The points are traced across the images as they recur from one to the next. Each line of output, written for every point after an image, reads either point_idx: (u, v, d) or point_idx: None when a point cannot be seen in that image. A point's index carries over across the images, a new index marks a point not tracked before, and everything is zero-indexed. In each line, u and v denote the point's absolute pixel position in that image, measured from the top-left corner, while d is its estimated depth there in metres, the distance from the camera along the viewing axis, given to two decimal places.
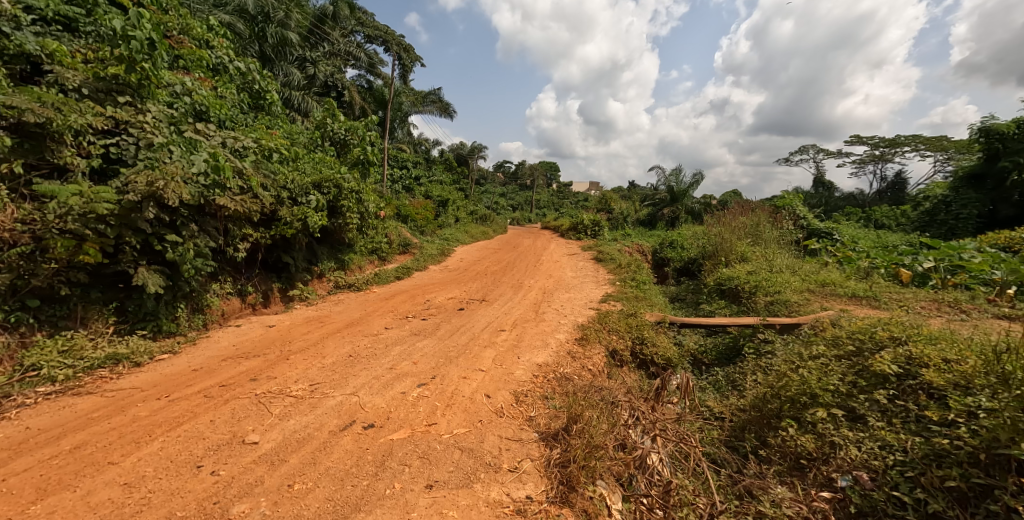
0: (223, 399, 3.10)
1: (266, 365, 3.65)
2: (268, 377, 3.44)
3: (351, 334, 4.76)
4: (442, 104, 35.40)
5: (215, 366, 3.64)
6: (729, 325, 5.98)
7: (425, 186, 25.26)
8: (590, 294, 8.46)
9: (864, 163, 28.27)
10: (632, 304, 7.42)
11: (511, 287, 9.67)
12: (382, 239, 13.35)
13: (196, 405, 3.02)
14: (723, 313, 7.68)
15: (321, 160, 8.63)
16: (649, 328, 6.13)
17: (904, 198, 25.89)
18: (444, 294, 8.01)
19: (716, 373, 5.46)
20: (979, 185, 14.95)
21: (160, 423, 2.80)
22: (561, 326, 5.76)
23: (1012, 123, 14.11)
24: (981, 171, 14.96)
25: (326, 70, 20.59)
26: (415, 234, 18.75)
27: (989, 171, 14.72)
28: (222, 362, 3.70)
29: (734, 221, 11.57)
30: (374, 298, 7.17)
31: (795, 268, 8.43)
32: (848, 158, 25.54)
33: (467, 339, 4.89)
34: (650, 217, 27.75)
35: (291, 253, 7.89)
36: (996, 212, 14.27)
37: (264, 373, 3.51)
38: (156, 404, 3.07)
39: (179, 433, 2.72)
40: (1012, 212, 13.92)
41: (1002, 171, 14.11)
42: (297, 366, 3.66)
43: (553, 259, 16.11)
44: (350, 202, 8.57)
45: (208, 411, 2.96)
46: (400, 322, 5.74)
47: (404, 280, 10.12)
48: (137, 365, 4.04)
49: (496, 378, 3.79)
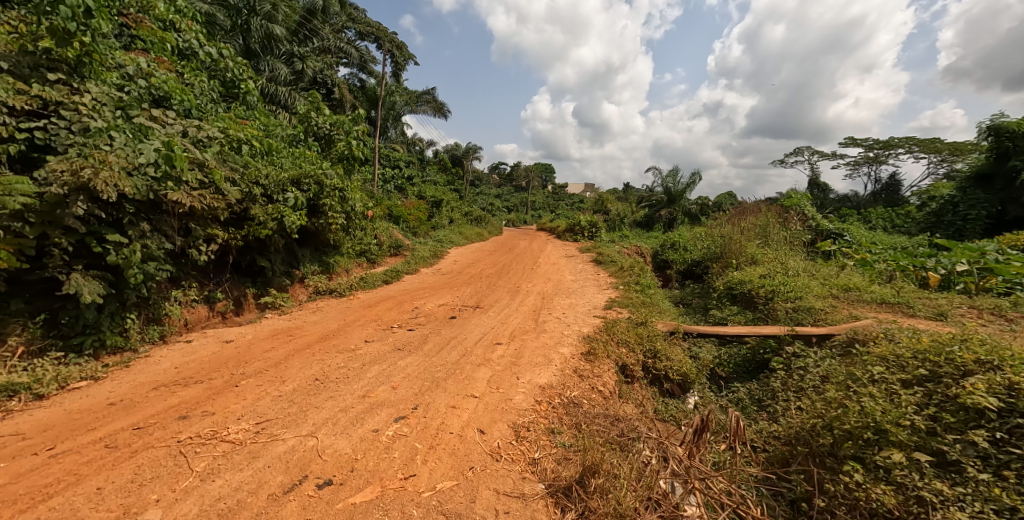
0: (130, 452, 2.44)
1: (203, 398, 2.99)
2: (202, 414, 2.79)
3: (323, 350, 4.12)
4: (436, 103, 34.82)
5: (138, 399, 2.99)
6: (750, 336, 5.40)
7: (419, 186, 24.61)
8: (593, 299, 7.87)
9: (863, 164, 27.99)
10: (639, 311, 6.84)
11: (508, 291, 9.05)
12: (371, 241, 12.70)
13: (88, 462, 2.35)
14: (738, 321, 7.09)
15: (302, 155, 7.98)
16: (661, 338, 5.55)
17: (903, 199, 25.59)
18: (434, 301, 7.38)
19: (739, 391, 4.86)
20: (987, 185, 14.54)
21: (18, 497, 2.12)
22: (564, 337, 5.15)
23: None
24: (990, 170, 14.54)
25: (316, 66, 19.92)
26: (408, 236, 18.10)
27: (998, 171, 14.30)
28: (151, 393, 3.04)
29: (741, 222, 11.04)
30: (357, 305, 6.53)
31: (812, 271, 7.89)
32: (848, 159, 25.19)
33: (459, 355, 4.26)
34: (648, 218, 27.26)
35: (268, 256, 7.21)
36: (1004, 213, 13.86)
37: (200, 408, 2.86)
38: (31, 462, 2.39)
39: (45, 511, 2.05)
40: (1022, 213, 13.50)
41: (1012, 171, 13.68)
42: (242, 397, 3.01)
43: (551, 261, 15.53)
44: (333, 200, 7.91)
45: (100, 473, 2.28)
46: (384, 334, 5.11)
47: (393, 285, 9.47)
48: (37, 399, 3.35)
49: (492, 407, 3.17)
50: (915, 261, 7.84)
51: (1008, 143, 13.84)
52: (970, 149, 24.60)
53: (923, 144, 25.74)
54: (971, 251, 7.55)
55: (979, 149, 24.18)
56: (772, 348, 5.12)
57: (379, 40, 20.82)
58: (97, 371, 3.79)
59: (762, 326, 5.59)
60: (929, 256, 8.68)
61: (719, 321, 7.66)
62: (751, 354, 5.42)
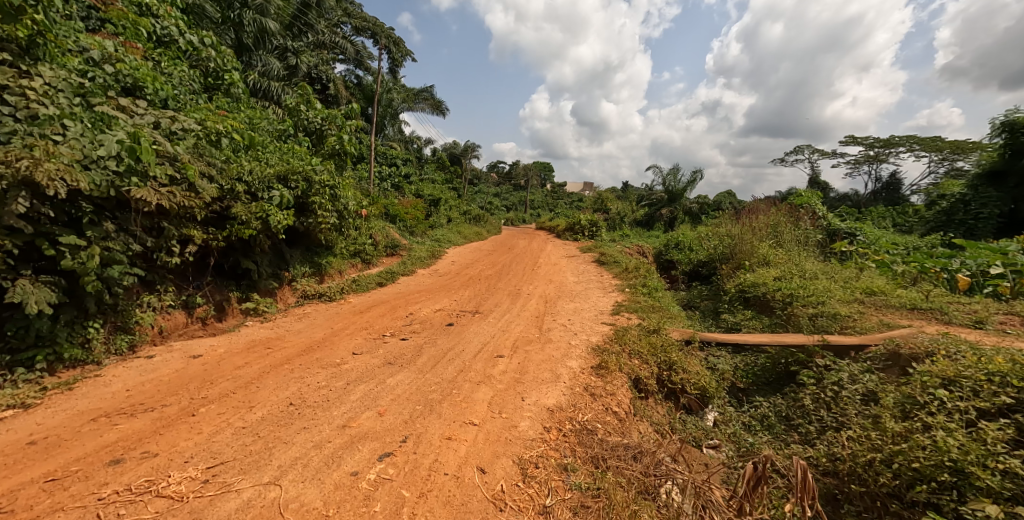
0: (42, 512, 2.02)
1: (149, 433, 2.60)
2: (142, 457, 2.38)
3: (304, 366, 3.69)
4: (434, 101, 34.33)
5: (67, 435, 2.58)
6: (774, 346, 4.98)
7: (416, 184, 24.15)
8: (598, 303, 7.46)
9: (866, 163, 27.66)
10: (651, 317, 6.39)
11: (508, 295, 8.61)
12: (366, 241, 12.23)
13: None
14: (755, 328, 6.66)
15: (291, 150, 7.50)
16: (678, 349, 5.12)
17: (905, 198, 25.24)
18: (430, 305, 6.96)
19: (766, 408, 4.43)
20: (999, 183, 14.14)
21: None
22: (572, 349, 4.71)
23: None
24: (1002, 168, 14.13)
25: (310, 61, 19.44)
26: (405, 236, 17.65)
27: (1011, 168, 13.89)
28: (87, 428, 2.63)
29: (751, 221, 10.61)
30: (347, 311, 6.08)
31: (831, 273, 7.46)
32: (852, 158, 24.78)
33: (456, 370, 3.83)
34: (648, 217, 26.84)
35: (253, 257, 6.73)
36: (1015, 212, 13.50)
37: (141, 449, 2.45)
38: None
39: None
40: None
41: None
42: (197, 431, 2.62)
43: (552, 261, 15.11)
44: (323, 198, 7.44)
45: None
46: (376, 346, 4.67)
47: (388, 287, 9.02)
48: None
49: (493, 437, 2.76)
50: (939, 263, 7.42)
51: (1022, 140, 13.43)
52: (975, 147, 24.25)
53: (928, 143, 25.34)
54: (998, 252, 7.14)
55: (984, 147, 23.82)
56: (800, 361, 4.68)
57: (375, 35, 20.34)
58: (29, 398, 3.03)
59: (786, 335, 5.17)
60: (950, 256, 8.28)
61: (733, 327, 7.23)
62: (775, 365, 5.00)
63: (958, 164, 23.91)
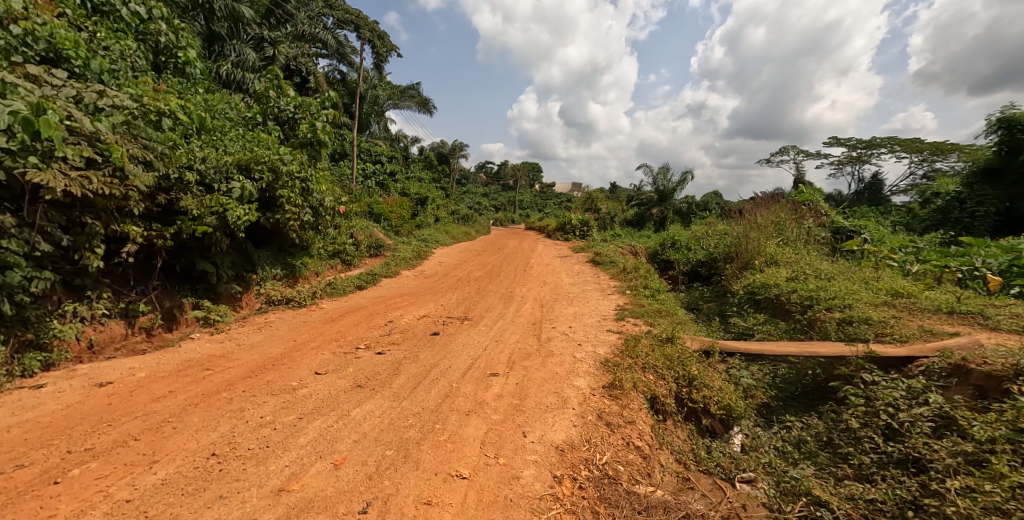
0: None
1: None
2: None
3: (247, 395, 2.98)
4: (420, 99, 33.64)
5: None
6: (807, 357, 4.37)
7: (402, 183, 23.31)
8: (598, 308, 6.87)
9: (849, 164, 27.93)
10: (661, 324, 5.76)
11: (500, 298, 7.94)
12: (346, 241, 11.42)
13: None
14: (775, 335, 6.09)
15: (256, 138, 6.69)
16: (698, 362, 4.49)
17: (883, 199, 25.19)
18: (414, 310, 6.22)
19: (807, 430, 3.82)
20: (995, 181, 13.86)
21: None
22: (578, 364, 4.03)
23: None
24: (999, 165, 13.77)
25: (289, 52, 18.51)
26: (390, 236, 16.81)
27: (1008, 166, 13.53)
28: None
29: (756, 218, 10.12)
30: (316, 319, 5.32)
31: (848, 274, 6.93)
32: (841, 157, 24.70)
33: (441, 395, 3.13)
34: (638, 217, 26.34)
35: (211, 258, 5.88)
36: (1010, 209, 13.21)
37: None
38: None
39: None
40: None
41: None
42: (52, 510, 1.98)
43: (544, 262, 14.51)
44: (291, 192, 6.59)
45: None
46: (346, 362, 3.94)
47: (368, 291, 8.28)
48: None
49: (488, 497, 2.12)
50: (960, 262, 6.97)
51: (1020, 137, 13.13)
52: (956, 149, 24.49)
53: (912, 144, 25.46)
54: (1020, 250, 6.71)
55: (967, 148, 24.00)
56: (842, 375, 4.07)
57: (358, 28, 19.57)
58: None
59: (818, 345, 4.59)
60: (965, 255, 7.87)
61: (746, 332, 6.70)
62: (806, 378, 4.43)
63: (945, 164, 24.05)
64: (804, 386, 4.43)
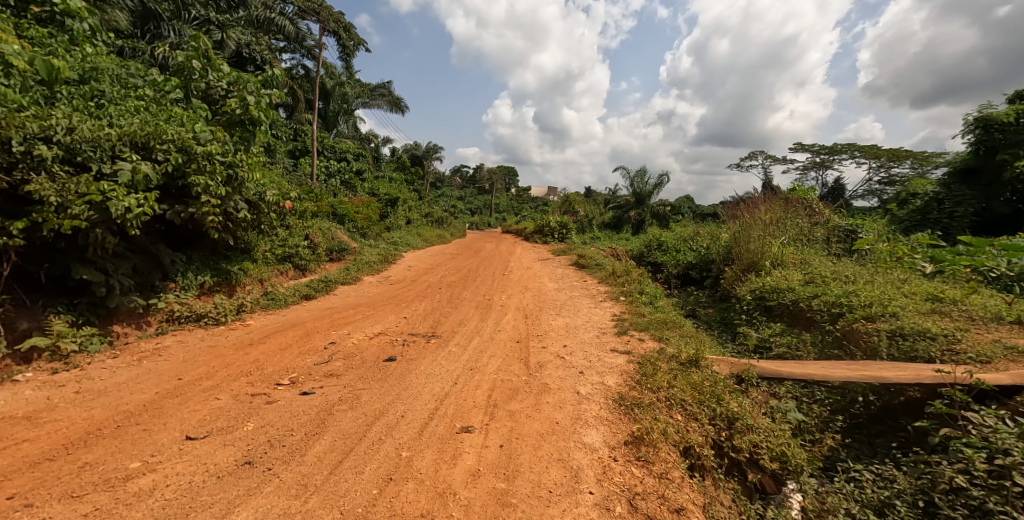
0: None
1: None
2: None
3: (21, 507, 1.86)
4: (391, 97, 32.24)
5: None
6: (874, 386, 3.52)
7: (370, 182, 21.82)
8: (594, 320, 5.88)
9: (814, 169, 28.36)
10: (680, 340, 4.81)
11: (477, 308, 6.82)
12: (300, 243, 10.00)
13: None
14: (800, 346, 5.39)
15: (164, 112, 5.28)
16: (737, 393, 3.49)
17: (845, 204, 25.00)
18: (370, 326, 5.00)
19: (892, 489, 2.85)
20: (971, 181, 11.72)
21: None
22: (585, 406, 2.92)
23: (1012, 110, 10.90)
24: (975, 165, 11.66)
25: (240, 38, 16.78)
26: (354, 239, 15.40)
27: (984, 166, 11.49)
28: None
29: (753, 217, 9.38)
30: (231, 342, 3.99)
31: (873, 276, 6.27)
32: (810, 160, 24.84)
33: (379, 478, 2.05)
34: (616, 220, 25.41)
35: (96, 263, 4.44)
36: (990, 210, 10.97)
37: None
38: None
39: None
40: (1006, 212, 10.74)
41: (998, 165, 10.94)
42: None
43: (523, 266, 13.47)
44: (207, 179, 5.07)
45: None
46: (252, 408, 2.75)
47: (320, 300, 7.02)
48: None
49: None
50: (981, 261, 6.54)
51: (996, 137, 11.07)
52: (912, 155, 24.95)
53: (870, 150, 25.92)
54: None
55: (923, 155, 24.55)
56: (937, 412, 3.03)
57: (320, 18, 18.16)
58: None
59: (877, 368, 3.73)
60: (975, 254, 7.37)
61: (764, 342, 5.94)
62: (855, 405, 3.60)
63: (909, 168, 24.38)
64: (855, 417, 3.57)
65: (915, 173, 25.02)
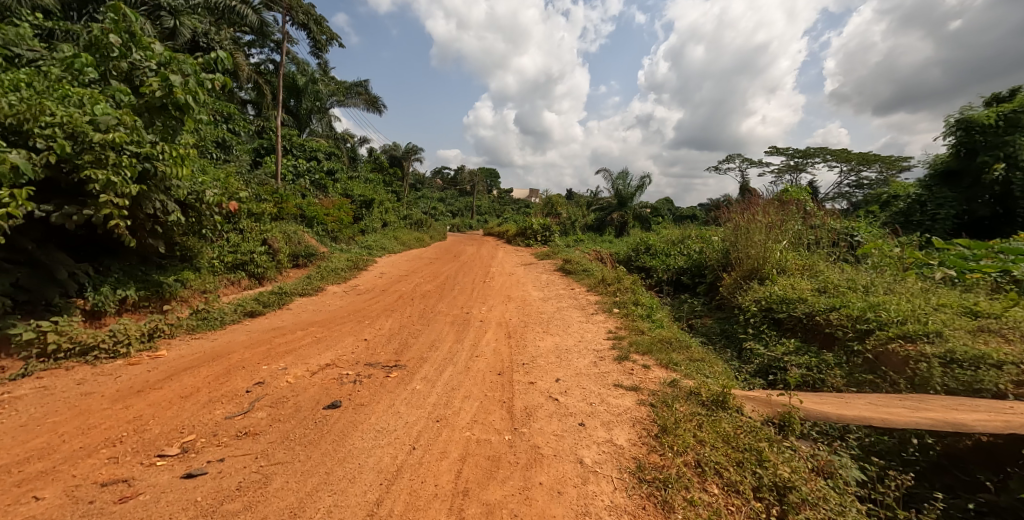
0: None
1: None
2: None
3: None
4: (367, 96, 31.06)
5: None
6: (945, 431, 2.83)
7: (344, 183, 20.69)
8: (591, 340, 5.16)
9: (788, 171, 28.52)
10: (702, 373, 4.17)
11: (452, 325, 5.98)
12: (255, 249, 8.94)
13: None
14: (824, 368, 4.81)
15: (58, 90, 4.18)
16: (784, 445, 2.73)
17: None
18: (318, 352, 4.07)
19: None
20: (952, 183, 10.91)
21: None
22: (591, 490, 2.15)
23: (993, 111, 9.97)
24: (956, 167, 10.77)
25: (197, 26, 15.45)
26: (324, 243, 14.35)
27: (965, 167, 10.63)
28: None
29: (749, 220, 8.81)
30: (119, 384, 3.02)
31: (894, 285, 5.77)
32: (785, 163, 24.87)
33: None
34: (599, 222, 24.81)
35: None
36: (972, 214, 10.25)
37: None
38: None
39: None
40: (988, 214, 10.00)
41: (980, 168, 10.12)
42: None
43: (505, 271, 12.67)
44: (102, 172, 3.92)
45: None
46: (97, 511, 1.88)
47: (278, 315, 6.13)
48: None
49: None
50: (994, 267, 6.19)
51: (976, 140, 10.21)
52: (878, 159, 25.26)
53: (842, 154, 26.16)
54: None
55: (891, 159, 24.87)
56: None
57: (286, 7, 17.00)
58: None
59: (943, 407, 3.08)
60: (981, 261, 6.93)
61: (777, 362, 5.35)
62: (907, 448, 3.16)
63: (877, 171, 24.66)
64: (913, 465, 3.13)
65: (883, 177, 25.37)
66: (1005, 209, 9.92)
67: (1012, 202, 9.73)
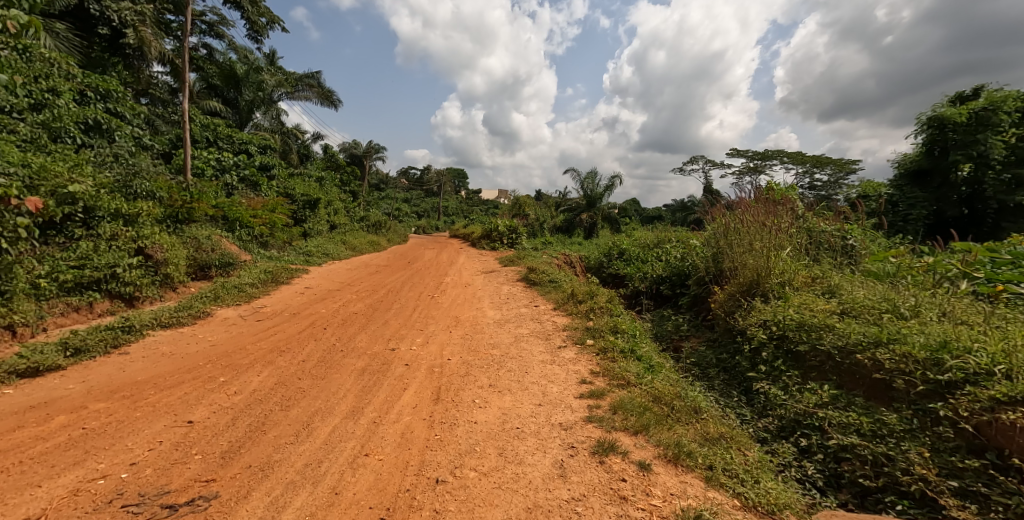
0: None
1: None
2: None
3: None
4: (320, 89, 28.48)
5: None
6: None
7: (283, 182, 18.29)
8: (555, 408, 3.49)
9: (743, 175, 28.48)
10: (733, 481, 2.60)
11: (359, 377, 4.14)
12: (119, 260, 6.62)
13: None
14: (888, 438, 3.35)
15: None
16: None
17: None
18: (32, 479, 2.22)
19: None
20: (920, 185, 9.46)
21: None
22: None
23: (966, 109, 8.47)
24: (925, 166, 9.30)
25: None
26: (249, 249, 12.07)
27: (932, 166, 9.21)
28: None
29: (740, 219, 7.28)
30: None
31: (945, 308, 4.39)
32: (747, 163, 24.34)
33: None
34: (569, 224, 23.33)
35: None
36: (940, 215, 9.00)
37: None
38: None
39: None
40: (957, 214, 8.81)
41: (951, 167, 8.80)
42: None
43: (461, 281, 10.90)
44: None
45: None
46: None
47: (95, 364, 4.08)
48: None
49: None
50: None
51: (949, 138, 8.78)
52: (831, 162, 25.22)
53: (797, 157, 25.91)
54: None
55: (843, 162, 24.79)
56: None
57: None
58: None
59: None
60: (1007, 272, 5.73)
61: (809, 419, 3.86)
62: None
63: (826, 175, 24.61)
64: None
65: (835, 179, 25.34)
66: (972, 210, 8.77)
67: (982, 200, 8.55)
